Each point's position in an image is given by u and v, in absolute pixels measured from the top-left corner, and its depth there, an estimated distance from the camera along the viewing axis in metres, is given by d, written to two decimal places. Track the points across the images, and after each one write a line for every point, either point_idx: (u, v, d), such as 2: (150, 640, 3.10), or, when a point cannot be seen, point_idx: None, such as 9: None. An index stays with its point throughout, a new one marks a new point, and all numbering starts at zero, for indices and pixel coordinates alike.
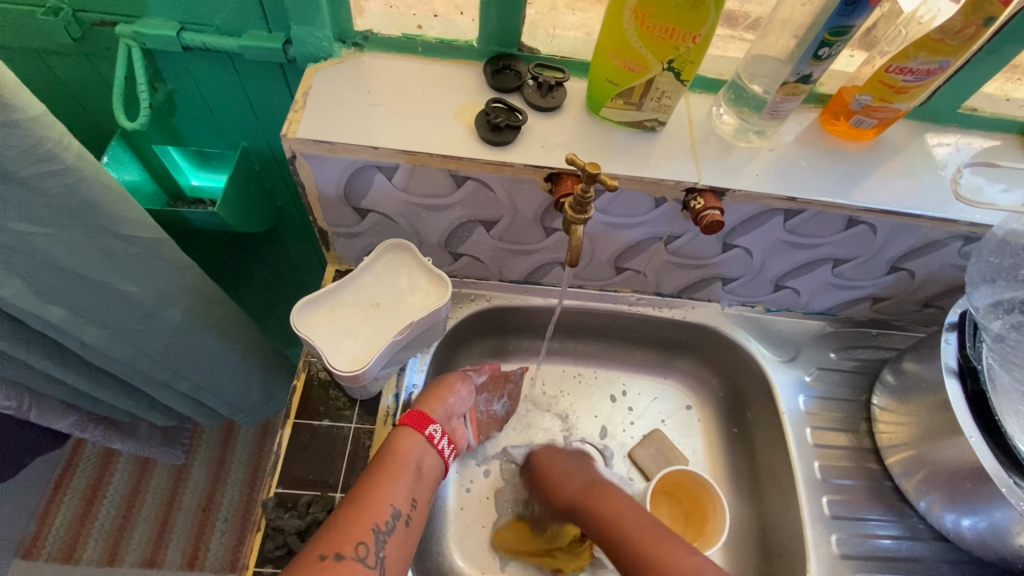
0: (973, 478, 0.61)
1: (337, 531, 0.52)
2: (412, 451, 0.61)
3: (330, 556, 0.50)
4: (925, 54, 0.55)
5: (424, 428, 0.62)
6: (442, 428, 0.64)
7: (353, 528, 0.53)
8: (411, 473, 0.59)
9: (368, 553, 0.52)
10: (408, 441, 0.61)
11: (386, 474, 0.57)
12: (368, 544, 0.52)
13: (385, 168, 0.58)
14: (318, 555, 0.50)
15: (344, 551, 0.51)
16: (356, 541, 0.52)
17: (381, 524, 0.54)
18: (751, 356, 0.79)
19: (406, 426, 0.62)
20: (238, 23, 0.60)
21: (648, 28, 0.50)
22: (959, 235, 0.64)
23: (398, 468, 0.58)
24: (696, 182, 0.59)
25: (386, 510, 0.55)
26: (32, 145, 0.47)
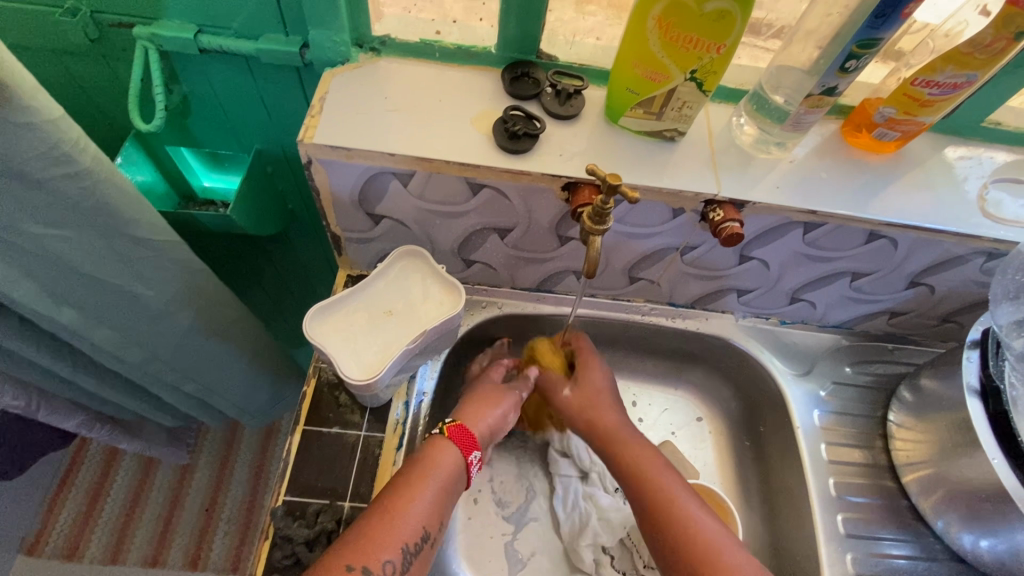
0: (994, 499, 0.59)
1: (364, 541, 0.50)
2: (449, 468, 0.57)
3: (356, 569, 0.48)
4: (953, 68, 0.54)
5: (469, 455, 0.60)
6: (481, 457, 0.61)
7: (381, 541, 0.50)
8: (443, 492, 0.56)
9: (394, 571, 0.50)
10: (447, 457, 0.58)
11: (419, 489, 0.54)
12: (395, 563, 0.50)
13: (401, 175, 0.58)
14: (345, 565, 0.48)
15: (371, 565, 0.49)
16: (383, 558, 0.50)
17: (409, 544, 0.52)
18: (766, 369, 0.77)
19: (449, 438, 0.60)
20: (255, 26, 0.59)
21: (672, 38, 0.50)
22: (982, 251, 0.63)
23: (431, 484, 0.55)
24: (716, 194, 0.58)
25: (416, 531, 0.52)
26: (48, 148, 0.47)
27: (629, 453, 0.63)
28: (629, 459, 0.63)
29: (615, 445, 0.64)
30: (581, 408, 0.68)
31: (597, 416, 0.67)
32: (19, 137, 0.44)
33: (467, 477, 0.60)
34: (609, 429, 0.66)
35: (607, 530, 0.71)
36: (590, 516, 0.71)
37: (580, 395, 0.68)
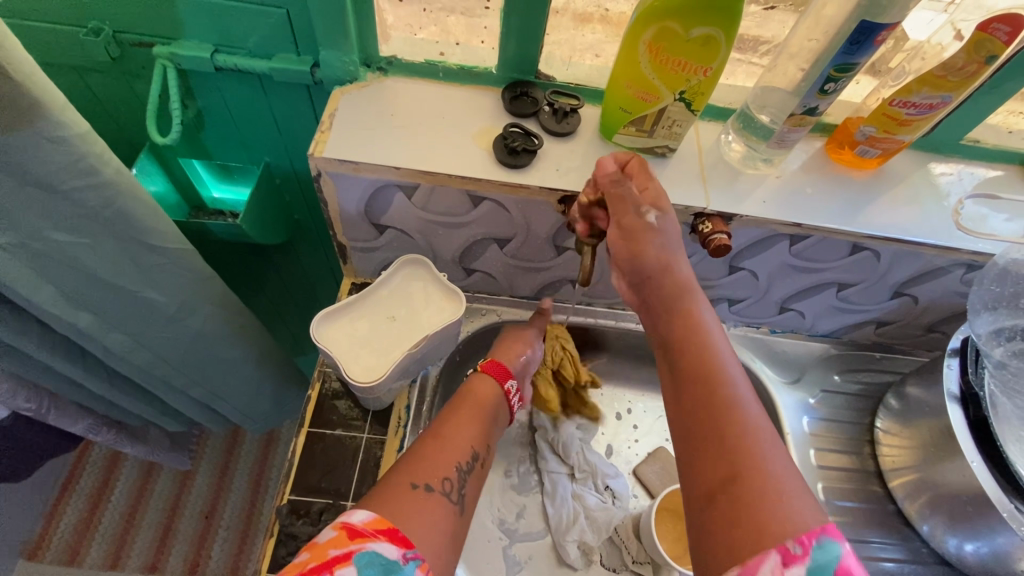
0: (975, 503, 0.62)
1: (421, 462, 0.52)
2: (490, 396, 0.62)
3: (420, 486, 0.50)
4: (928, 90, 0.57)
5: (504, 382, 0.63)
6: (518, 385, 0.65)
7: (438, 461, 0.53)
8: (485, 417, 0.60)
9: (453, 488, 0.52)
10: (486, 387, 0.63)
11: (466, 416, 0.59)
12: (451, 480, 0.52)
13: (405, 187, 0.60)
14: (409, 483, 0.50)
15: (433, 483, 0.51)
16: (441, 476, 0.52)
17: (462, 462, 0.54)
18: (757, 377, 0.80)
19: (487, 371, 0.64)
20: (269, 46, 0.63)
21: (661, 61, 0.53)
22: (962, 263, 0.66)
23: (478, 412, 0.60)
24: (704, 207, 0.61)
25: (466, 451, 0.55)
26: (75, 160, 0.50)
27: (703, 353, 0.47)
28: (698, 356, 0.47)
29: (693, 334, 0.49)
30: (653, 262, 0.52)
31: (684, 300, 0.51)
32: (48, 150, 0.47)
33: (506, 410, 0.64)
34: (688, 312, 0.50)
35: (593, 529, 0.74)
36: (577, 512, 0.74)
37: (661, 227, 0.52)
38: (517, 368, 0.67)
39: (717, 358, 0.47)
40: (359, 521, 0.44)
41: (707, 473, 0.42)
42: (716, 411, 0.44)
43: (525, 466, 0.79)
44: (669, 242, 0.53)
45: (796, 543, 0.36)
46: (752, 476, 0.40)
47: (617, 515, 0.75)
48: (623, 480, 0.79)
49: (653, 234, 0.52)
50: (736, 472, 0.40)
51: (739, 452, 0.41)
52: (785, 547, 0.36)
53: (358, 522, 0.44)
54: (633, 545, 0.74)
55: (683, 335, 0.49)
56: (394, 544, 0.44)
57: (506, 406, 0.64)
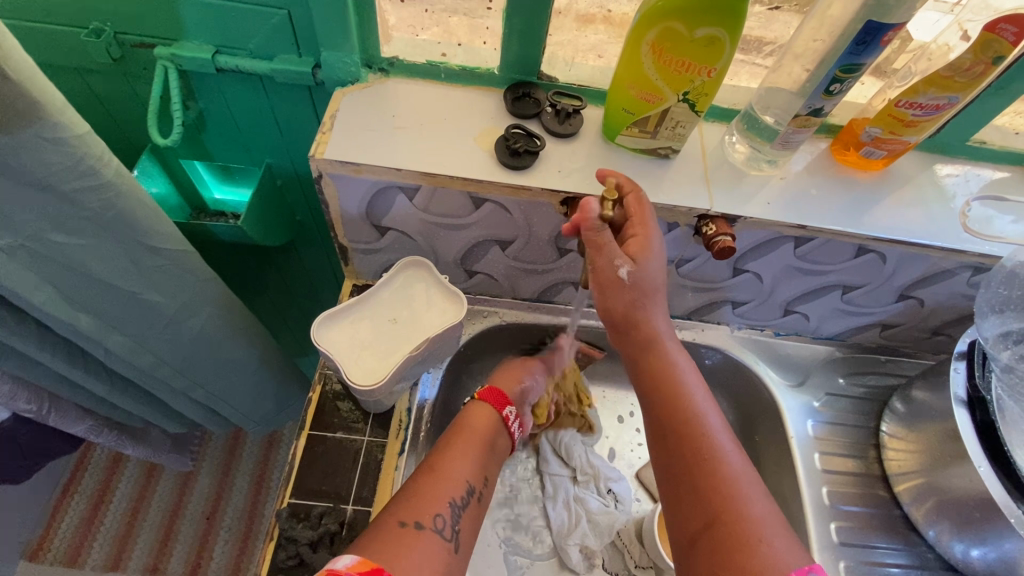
0: (982, 508, 0.61)
1: (413, 500, 0.52)
2: (486, 427, 0.62)
3: (409, 524, 0.50)
4: (935, 90, 0.56)
5: (503, 409, 0.65)
6: (516, 411, 0.66)
7: (432, 498, 0.53)
8: (480, 448, 0.60)
9: (445, 525, 0.51)
10: (483, 416, 0.64)
11: (461, 448, 0.59)
12: (444, 516, 0.52)
13: (407, 189, 0.60)
14: (398, 521, 0.50)
15: (423, 520, 0.50)
16: (433, 512, 0.51)
17: (456, 498, 0.54)
18: (760, 380, 0.79)
19: (483, 401, 0.65)
20: (271, 48, 0.63)
21: (665, 62, 0.52)
22: (969, 266, 0.65)
23: (473, 447, 0.60)
24: (708, 209, 0.60)
25: (461, 485, 0.55)
26: (74, 162, 0.49)
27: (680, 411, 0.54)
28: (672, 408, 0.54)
29: (673, 393, 0.55)
30: (624, 314, 0.55)
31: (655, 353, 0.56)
32: (48, 152, 0.47)
33: (508, 435, 0.65)
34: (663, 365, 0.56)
35: (595, 532, 0.73)
36: (579, 516, 0.74)
37: (635, 281, 0.53)
38: (514, 396, 0.68)
39: (696, 412, 0.54)
40: (344, 565, 0.44)
41: (694, 522, 0.49)
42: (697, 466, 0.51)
43: (527, 469, 0.79)
44: (648, 294, 0.54)
45: None
46: (733, 526, 0.47)
47: (619, 519, 0.74)
48: (626, 483, 0.78)
49: (630, 289, 0.54)
50: (719, 521, 0.48)
51: (721, 501, 0.49)
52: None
53: (342, 567, 0.43)
54: (636, 550, 0.74)
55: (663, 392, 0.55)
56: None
57: (507, 430, 0.65)
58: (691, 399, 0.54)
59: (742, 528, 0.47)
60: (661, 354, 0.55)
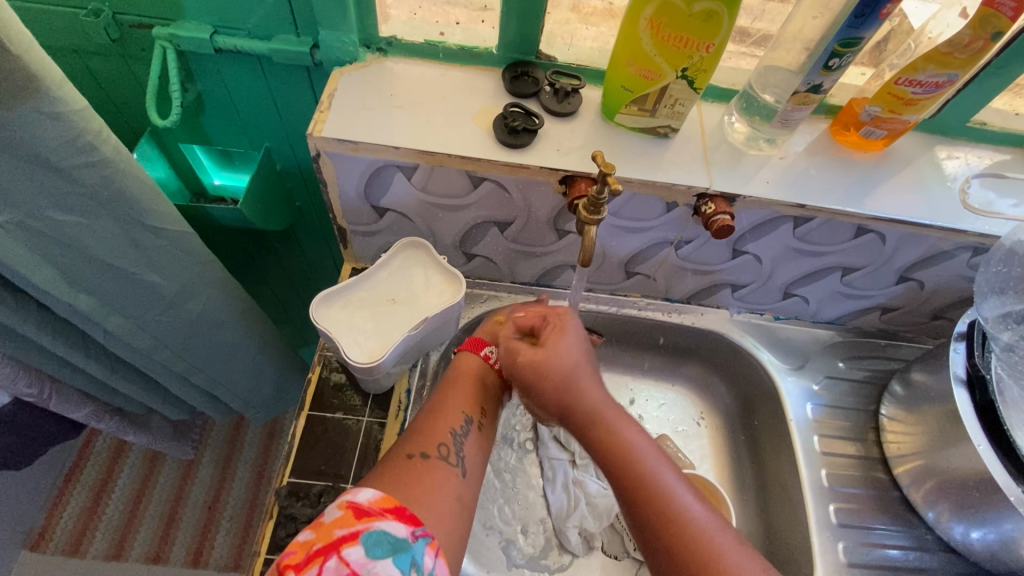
0: (981, 487, 0.61)
1: (418, 436, 0.53)
2: (473, 369, 0.60)
3: (416, 455, 0.51)
4: (934, 67, 0.56)
5: (481, 349, 0.62)
6: (498, 347, 0.63)
7: (434, 432, 0.54)
8: (475, 390, 0.59)
9: (450, 452, 0.52)
10: (468, 364, 0.61)
11: (451, 394, 0.58)
12: (448, 445, 0.53)
13: (405, 168, 0.60)
14: (406, 454, 0.51)
15: (429, 450, 0.52)
16: (437, 442, 0.52)
17: (457, 428, 0.55)
18: (760, 364, 0.79)
19: (465, 349, 0.63)
20: (268, 27, 0.62)
21: (663, 37, 0.52)
22: (968, 246, 0.65)
23: (467, 386, 0.59)
24: (707, 187, 0.60)
25: (459, 416, 0.56)
26: (73, 136, 0.49)
27: (616, 450, 0.54)
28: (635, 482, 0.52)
29: (630, 469, 0.53)
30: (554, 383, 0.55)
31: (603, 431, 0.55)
32: (47, 127, 0.47)
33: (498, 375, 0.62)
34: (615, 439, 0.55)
35: (594, 515, 0.73)
36: (577, 499, 0.74)
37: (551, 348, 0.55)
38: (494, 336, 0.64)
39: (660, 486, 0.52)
40: (365, 500, 0.44)
41: None
42: (671, 534, 0.50)
43: (526, 453, 0.79)
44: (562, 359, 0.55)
45: None
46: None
47: (618, 502, 0.74)
48: None
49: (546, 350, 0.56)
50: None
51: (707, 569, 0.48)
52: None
53: (364, 501, 0.44)
54: None
55: (597, 434, 0.55)
56: (403, 522, 0.44)
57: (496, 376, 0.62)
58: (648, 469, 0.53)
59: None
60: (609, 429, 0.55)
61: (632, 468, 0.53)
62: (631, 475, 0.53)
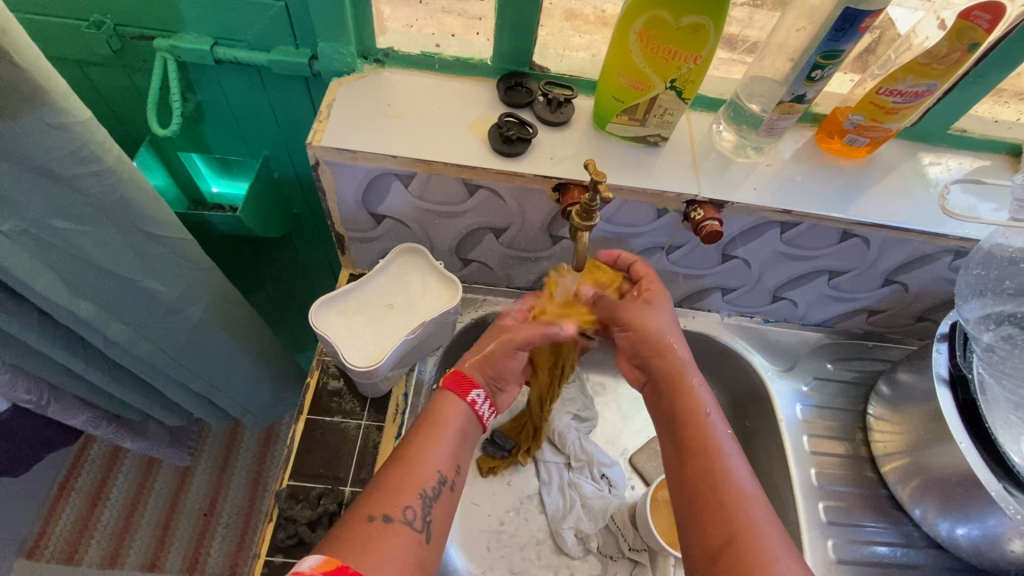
0: (964, 484, 0.62)
1: (382, 492, 0.51)
2: (453, 416, 0.57)
3: (378, 518, 0.49)
4: (913, 78, 0.58)
5: (466, 395, 0.59)
6: (485, 394, 0.60)
7: (400, 489, 0.51)
8: (452, 441, 0.56)
9: (415, 517, 0.50)
10: (447, 402, 0.58)
11: (432, 440, 0.55)
12: (414, 508, 0.51)
13: (402, 176, 0.61)
14: (367, 516, 0.49)
15: (390, 513, 0.49)
16: (402, 505, 0.50)
17: (427, 488, 0.52)
18: (750, 365, 0.81)
19: (446, 391, 0.59)
20: (268, 39, 0.64)
21: (652, 50, 0.54)
22: (949, 250, 0.67)
23: (443, 436, 0.56)
24: (696, 194, 0.62)
25: (432, 476, 0.53)
26: (77, 147, 0.50)
27: (706, 460, 0.54)
28: (698, 435, 0.56)
29: (699, 431, 0.56)
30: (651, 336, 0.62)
31: (682, 381, 0.60)
32: (52, 137, 0.48)
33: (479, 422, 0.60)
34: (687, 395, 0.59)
35: (589, 516, 0.74)
36: (573, 501, 0.75)
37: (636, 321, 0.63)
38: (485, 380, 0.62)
39: (716, 441, 0.56)
40: (308, 567, 0.43)
41: (709, 544, 0.51)
42: (712, 489, 0.53)
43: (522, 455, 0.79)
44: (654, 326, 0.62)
45: None
46: (751, 543, 0.49)
47: (612, 503, 0.75)
48: (619, 468, 0.79)
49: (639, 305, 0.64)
50: (737, 538, 0.49)
51: (741, 523, 0.50)
52: None
53: (307, 569, 0.43)
54: (631, 533, 0.74)
55: (688, 426, 0.57)
56: None
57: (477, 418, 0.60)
58: (710, 427, 0.57)
59: (760, 554, 0.48)
60: (682, 380, 0.60)
61: (716, 488, 0.52)
62: (711, 486, 0.53)
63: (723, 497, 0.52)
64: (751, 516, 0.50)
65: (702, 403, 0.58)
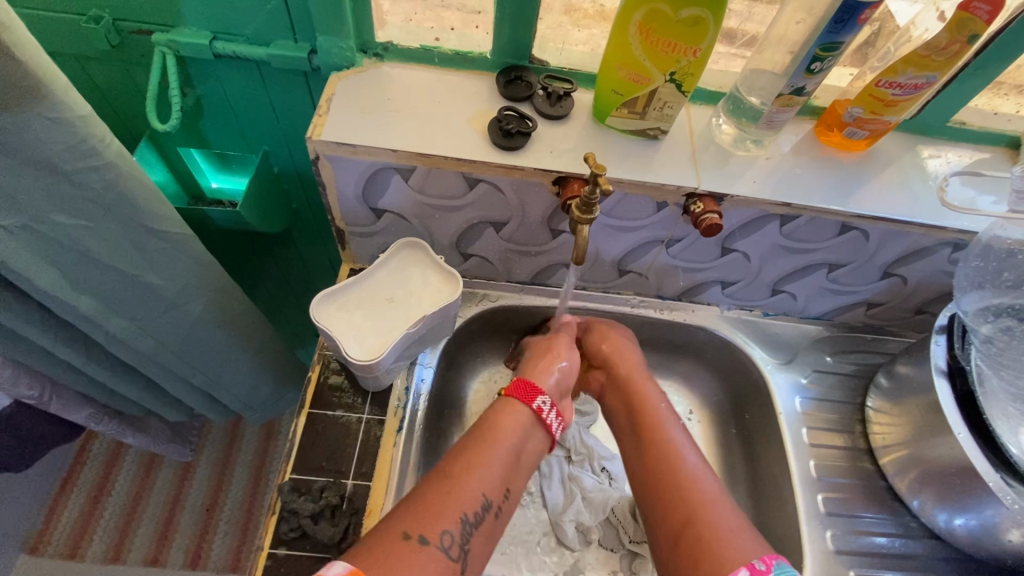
0: (963, 475, 0.63)
1: (420, 512, 0.50)
2: (513, 427, 0.59)
3: (413, 538, 0.48)
4: (913, 70, 0.58)
5: (532, 402, 0.62)
6: (549, 402, 0.63)
7: (440, 512, 0.50)
8: (506, 457, 0.57)
9: (452, 544, 0.49)
10: (513, 415, 0.61)
11: (482, 458, 0.56)
12: (452, 534, 0.50)
13: (402, 170, 0.62)
14: (401, 533, 0.48)
15: (427, 535, 0.48)
16: (441, 529, 0.49)
17: (469, 515, 0.52)
18: (749, 358, 0.81)
19: (511, 398, 0.63)
20: (267, 33, 0.64)
21: (652, 43, 0.54)
22: (948, 242, 0.67)
23: (496, 448, 0.57)
24: (696, 187, 0.62)
25: (476, 501, 0.53)
26: (78, 141, 0.51)
27: (666, 465, 0.60)
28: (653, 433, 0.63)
29: (653, 428, 0.64)
30: (608, 352, 0.73)
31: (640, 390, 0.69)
32: (51, 131, 0.48)
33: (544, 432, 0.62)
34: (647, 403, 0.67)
35: (590, 509, 0.75)
36: (573, 493, 0.76)
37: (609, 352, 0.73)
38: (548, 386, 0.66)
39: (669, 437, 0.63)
40: (334, 575, 0.43)
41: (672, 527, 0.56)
42: (669, 477, 0.59)
43: None
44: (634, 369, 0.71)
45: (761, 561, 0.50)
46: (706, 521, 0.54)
47: (613, 496, 0.76)
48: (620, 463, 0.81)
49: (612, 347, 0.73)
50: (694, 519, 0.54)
51: (694, 504, 0.56)
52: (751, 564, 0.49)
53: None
54: (631, 525, 0.74)
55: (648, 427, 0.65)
56: None
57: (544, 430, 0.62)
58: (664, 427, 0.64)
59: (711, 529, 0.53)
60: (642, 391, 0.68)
61: (670, 477, 0.59)
62: (666, 474, 0.59)
63: (687, 508, 0.55)
64: (704, 498, 0.56)
65: (659, 409, 0.66)
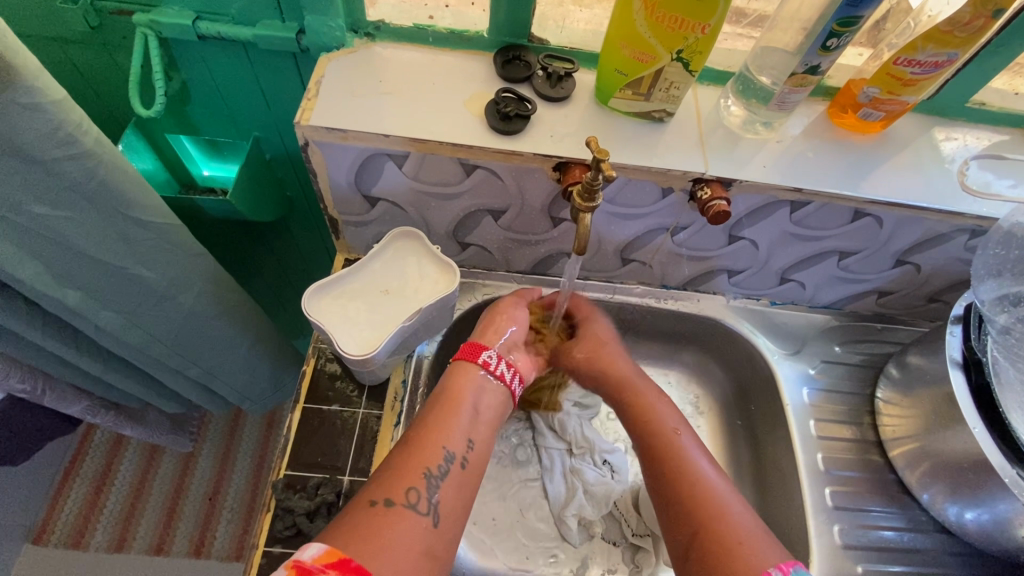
0: (976, 469, 0.61)
1: (388, 477, 0.50)
2: (468, 385, 0.59)
3: (379, 503, 0.48)
4: (934, 46, 0.55)
5: (479, 357, 0.61)
6: (497, 353, 0.62)
7: (406, 471, 0.51)
8: (467, 413, 0.57)
9: (420, 499, 0.49)
10: (464, 375, 0.60)
11: (447, 417, 0.56)
12: (419, 490, 0.50)
13: (395, 156, 0.59)
14: (368, 501, 0.48)
15: (394, 497, 0.49)
16: (406, 487, 0.49)
17: (434, 469, 0.52)
18: (756, 348, 0.79)
19: (460, 360, 0.62)
20: (251, 12, 0.61)
21: (657, 18, 0.51)
22: (965, 229, 0.64)
23: (460, 406, 0.57)
24: (704, 172, 0.59)
25: (438, 453, 0.53)
26: (52, 128, 0.48)
27: (677, 471, 0.58)
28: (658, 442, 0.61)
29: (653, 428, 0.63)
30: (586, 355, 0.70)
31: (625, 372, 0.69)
32: (24, 118, 0.46)
33: (500, 386, 0.62)
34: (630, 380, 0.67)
35: (593, 503, 0.73)
36: (575, 488, 0.73)
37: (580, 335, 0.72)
38: (494, 343, 0.65)
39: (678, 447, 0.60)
40: (309, 557, 0.42)
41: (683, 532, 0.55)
42: (681, 488, 0.57)
43: (524, 443, 0.78)
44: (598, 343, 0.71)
45: (780, 572, 0.48)
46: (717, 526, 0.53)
47: (615, 490, 0.73)
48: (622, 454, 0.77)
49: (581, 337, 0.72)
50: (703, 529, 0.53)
51: (704, 510, 0.54)
52: (770, 574, 0.48)
53: (308, 559, 0.42)
54: (633, 518, 0.73)
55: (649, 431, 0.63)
56: None
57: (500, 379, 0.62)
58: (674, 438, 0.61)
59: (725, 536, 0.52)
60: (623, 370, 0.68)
61: (685, 486, 0.57)
62: (681, 485, 0.57)
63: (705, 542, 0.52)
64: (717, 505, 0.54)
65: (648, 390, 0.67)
